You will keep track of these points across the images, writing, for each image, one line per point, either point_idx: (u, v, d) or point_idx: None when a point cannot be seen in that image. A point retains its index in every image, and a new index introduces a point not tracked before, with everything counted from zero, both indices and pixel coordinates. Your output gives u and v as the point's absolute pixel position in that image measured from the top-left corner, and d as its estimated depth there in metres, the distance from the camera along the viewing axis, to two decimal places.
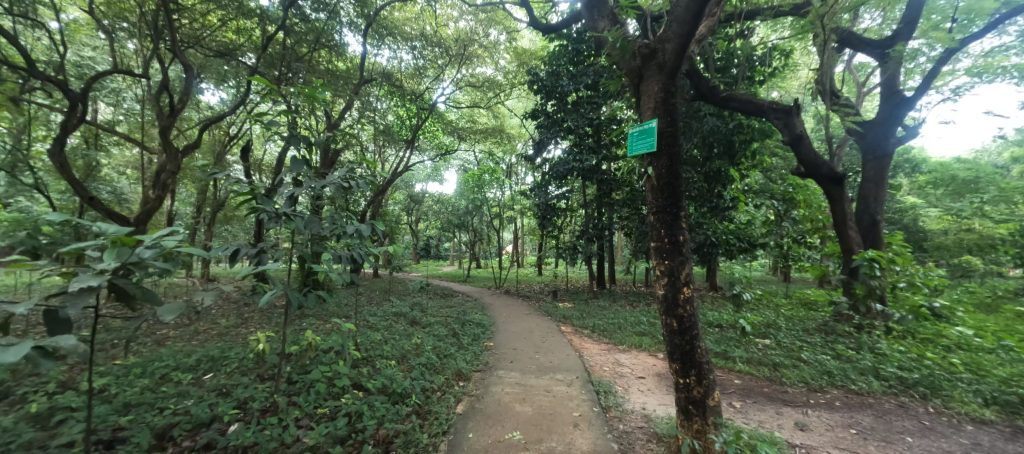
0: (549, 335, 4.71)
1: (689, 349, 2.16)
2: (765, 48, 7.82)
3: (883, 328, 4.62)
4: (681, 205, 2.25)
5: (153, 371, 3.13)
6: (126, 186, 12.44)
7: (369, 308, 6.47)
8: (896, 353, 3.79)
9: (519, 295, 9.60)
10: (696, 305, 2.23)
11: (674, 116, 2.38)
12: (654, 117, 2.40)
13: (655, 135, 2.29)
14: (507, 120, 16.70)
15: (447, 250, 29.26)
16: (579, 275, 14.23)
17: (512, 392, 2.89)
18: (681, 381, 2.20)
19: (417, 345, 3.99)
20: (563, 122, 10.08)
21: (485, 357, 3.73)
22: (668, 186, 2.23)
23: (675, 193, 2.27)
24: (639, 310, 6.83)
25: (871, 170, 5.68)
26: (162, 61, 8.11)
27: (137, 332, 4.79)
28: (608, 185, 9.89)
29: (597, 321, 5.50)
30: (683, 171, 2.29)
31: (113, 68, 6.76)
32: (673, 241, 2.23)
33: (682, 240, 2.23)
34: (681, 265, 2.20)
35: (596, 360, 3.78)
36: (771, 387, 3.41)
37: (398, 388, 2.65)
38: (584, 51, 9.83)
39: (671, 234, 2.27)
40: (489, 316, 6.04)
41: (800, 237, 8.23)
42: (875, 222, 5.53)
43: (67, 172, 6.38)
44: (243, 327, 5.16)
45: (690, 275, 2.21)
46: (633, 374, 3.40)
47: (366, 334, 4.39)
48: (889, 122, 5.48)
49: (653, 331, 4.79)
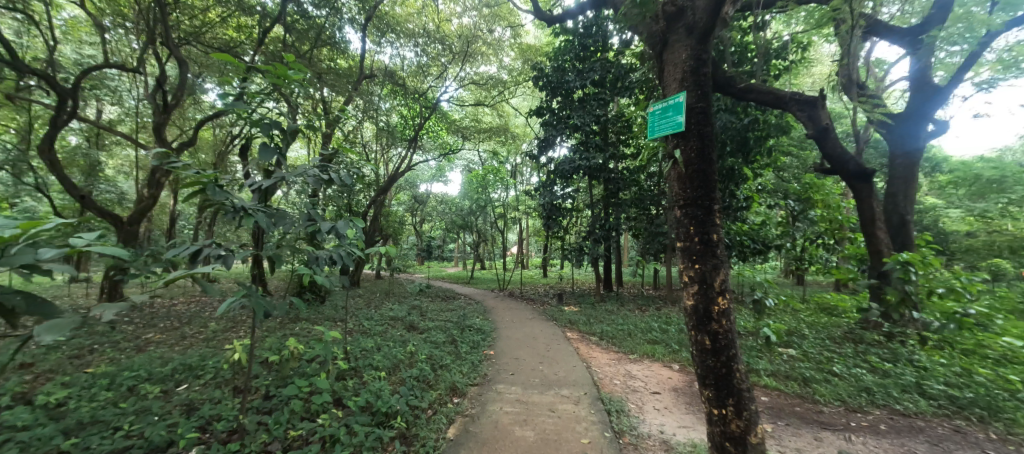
0: (554, 342, 4.41)
1: (725, 373, 1.89)
2: (781, 40, 7.47)
3: (916, 338, 4.26)
4: (714, 195, 2.02)
5: (121, 383, 2.88)
6: (129, 186, 12.37)
7: (366, 312, 6.20)
8: (938, 368, 3.43)
9: (523, 297, 9.30)
10: (733, 321, 1.95)
11: (705, 87, 2.17)
12: (681, 91, 2.19)
13: (684, 112, 2.07)
14: (512, 119, 16.41)
15: (452, 251, 29.04)
16: (586, 277, 13.89)
17: (512, 412, 2.59)
18: (716, 412, 1.92)
19: (411, 354, 3.71)
20: (568, 120, 9.78)
21: (485, 368, 3.44)
22: (699, 175, 2.02)
23: (707, 181, 2.05)
24: (649, 315, 6.50)
25: (899, 167, 5.34)
26: (159, 58, 7.96)
27: (120, 336, 4.56)
28: (616, 185, 9.56)
29: (606, 326, 5.17)
30: (714, 153, 2.07)
31: (107, 64, 6.61)
32: (705, 240, 1.98)
33: (716, 239, 1.98)
34: (716, 273, 1.94)
35: (605, 371, 3.46)
36: (803, 407, 3.09)
37: (382, 408, 2.36)
38: (590, 47, 9.56)
39: (702, 232, 2.01)
40: (491, 321, 5.74)
41: (818, 239, 7.84)
42: (905, 223, 5.18)
43: (58, 170, 6.22)
44: (232, 332, 4.92)
45: (726, 282, 1.94)
46: (647, 389, 3.08)
47: (358, 341, 4.11)
48: (921, 114, 5.11)
49: (667, 339, 4.46)
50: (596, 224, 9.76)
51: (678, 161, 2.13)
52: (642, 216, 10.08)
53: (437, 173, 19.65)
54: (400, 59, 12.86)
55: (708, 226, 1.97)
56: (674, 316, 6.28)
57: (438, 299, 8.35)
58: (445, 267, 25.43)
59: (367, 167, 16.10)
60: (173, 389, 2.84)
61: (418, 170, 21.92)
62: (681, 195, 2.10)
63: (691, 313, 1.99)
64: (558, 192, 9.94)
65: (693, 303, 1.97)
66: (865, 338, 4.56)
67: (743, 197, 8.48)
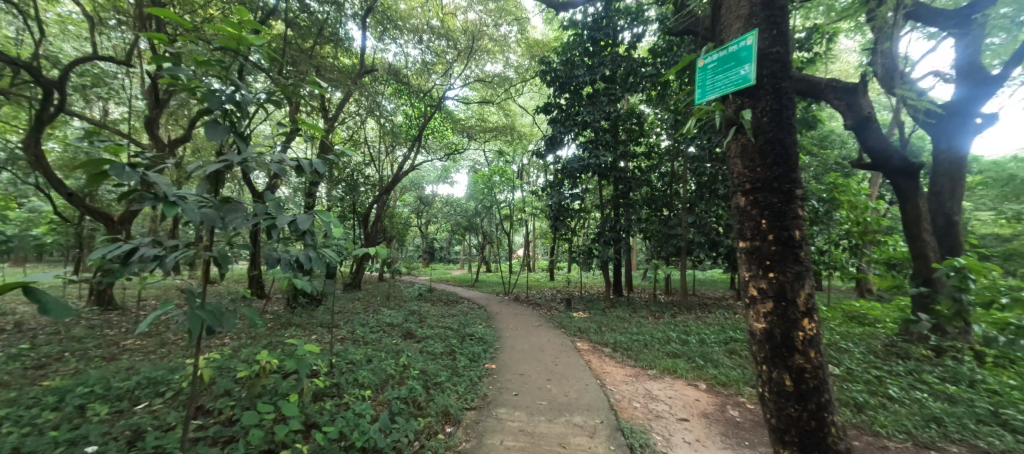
0: (563, 355, 4.00)
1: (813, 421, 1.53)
2: (806, 30, 7.01)
3: (974, 354, 3.81)
4: (796, 178, 1.67)
5: (69, 402, 2.54)
6: None
7: (362, 317, 5.84)
8: (1014, 393, 2.98)
9: (528, 302, 8.88)
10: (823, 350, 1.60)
11: (781, 35, 1.78)
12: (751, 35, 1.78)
13: (755, 63, 1.68)
14: (518, 119, 16.05)
15: (457, 253, 28.75)
16: (593, 281, 13.45)
17: (516, 447, 2.19)
18: None
19: (404, 369, 3.32)
20: (577, 116, 9.34)
21: (486, 387, 3.04)
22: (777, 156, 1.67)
23: (785, 156, 1.70)
24: (664, 323, 6.06)
25: (945, 163, 4.82)
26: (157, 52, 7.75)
27: (94, 343, 4.23)
28: (627, 185, 9.12)
29: (618, 336, 4.75)
30: (795, 122, 1.73)
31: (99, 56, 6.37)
32: (783, 243, 1.62)
33: (797, 241, 1.63)
34: (798, 288, 1.58)
35: (623, 391, 3.06)
36: (862, 440, 2.66)
37: (361, 441, 1.98)
38: (600, 40, 9.18)
39: (778, 232, 1.66)
40: (494, 328, 5.35)
41: (844, 242, 7.36)
42: (952, 224, 4.70)
43: (42, 166, 5.93)
44: (215, 339, 4.57)
45: (810, 300, 1.59)
46: (673, 415, 2.66)
47: (346, 352, 3.73)
48: (971, 106, 4.61)
49: (688, 351, 4.02)
50: (606, 225, 9.33)
51: (746, 128, 1.76)
52: (654, 218, 9.65)
53: (442, 174, 19.34)
54: (404, 57, 12.56)
55: (787, 217, 1.62)
56: (690, 324, 5.84)
57: (439, 303, 7.96)
58: (450, 269, 25.12)
59: (371, 168, 15.83)
60: (128, 411, 2.47)
61: (423, 171, 21.63)
62: (749, 175, 1.76)
63: (762, 338, 1.65)
64: (566, 192, 9.51)
65: (767, 326, 1.62)
66: (911, 353, 4.11)
67: None
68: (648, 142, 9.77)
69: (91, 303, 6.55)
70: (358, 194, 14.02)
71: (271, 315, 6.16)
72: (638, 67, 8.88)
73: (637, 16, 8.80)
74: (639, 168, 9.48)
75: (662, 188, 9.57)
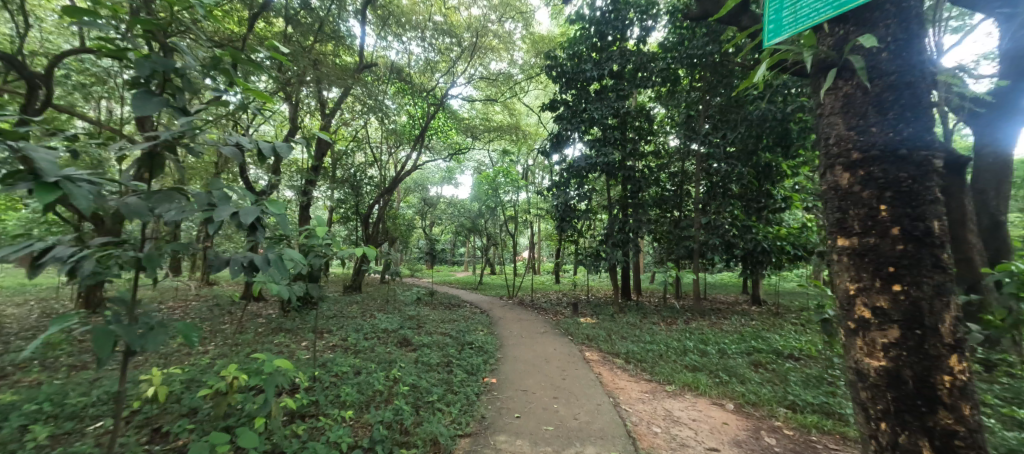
0: (570, 367, 3.67)
1: None
2: None
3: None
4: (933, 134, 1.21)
5: (7, 422, 2.23)
6: None
7: (356, 322, 5.52)
8: None
9: (533, 306, 8.52)
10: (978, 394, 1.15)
11: None
12: None
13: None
14: (524, 118, 15.75)
15: (461, 254, 28.54)
16: (600, 284, 13.07)
17: None
18: None
19: (394, 383, 2.99)
20: (584, 112, 8.95)
21: (485, 407, 2.70)
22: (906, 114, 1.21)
23: (914, 104, 1.23)
24: (679, 330, 5.67)
25: (989, 160, 4.44)
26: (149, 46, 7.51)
27: (64, 351, 3.94)
28: (637, 184, 8.76)
29: (630, 345, 4.39)
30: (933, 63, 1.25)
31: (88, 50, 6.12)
32: (914, 237, 1.17)
33: (935, 231, 1.17)
34: (942, 314, 1.14)
35: (640, 411, 2.75)
36: None
37: None
38: (608, 34, 8.84)
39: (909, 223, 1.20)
40: (495, 335, 5.01)
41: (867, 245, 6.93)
42: (998, 224, 4.32)
43: None
44: (196, 347, 4.27)
45: (960, 328, 1.14)
46: (700, 444, 2.31)
47: (334, 362, 3.42)
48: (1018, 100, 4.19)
49: (708, 364, 3.64)
50: (613, 226, 8.97)
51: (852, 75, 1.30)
52: (663, 219, 9.28)
53: (447, 175, 19.12)
54: (408, 55, 12.36)
55: (917, 202, 1.18)
56: (707, 332, 5.45)
57: (440, 308, 7.63)
58: (454, 271, 24.92)
59: (374, 168, 15.62)
60: (72, 434, 2.16)
61: (428, 171, 21.47)
62: (856, 141, 1.31)
63: (884, 382, 1.21)
64: (573, 191, 9.17)
65: (891, 364, 1.19)
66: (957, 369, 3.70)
67: (779, 197, 7.64)
68: (658, 140, 9.40)
69: (79, 305, 6.33)
70: (361, 195, 13.81)
71: (263, 319, 5.88)
72: (649, 61, 8.50)
73: (648, 12, 8.45)
74: (649, 167, 9.11)
75: (673, 188, 9.20)
